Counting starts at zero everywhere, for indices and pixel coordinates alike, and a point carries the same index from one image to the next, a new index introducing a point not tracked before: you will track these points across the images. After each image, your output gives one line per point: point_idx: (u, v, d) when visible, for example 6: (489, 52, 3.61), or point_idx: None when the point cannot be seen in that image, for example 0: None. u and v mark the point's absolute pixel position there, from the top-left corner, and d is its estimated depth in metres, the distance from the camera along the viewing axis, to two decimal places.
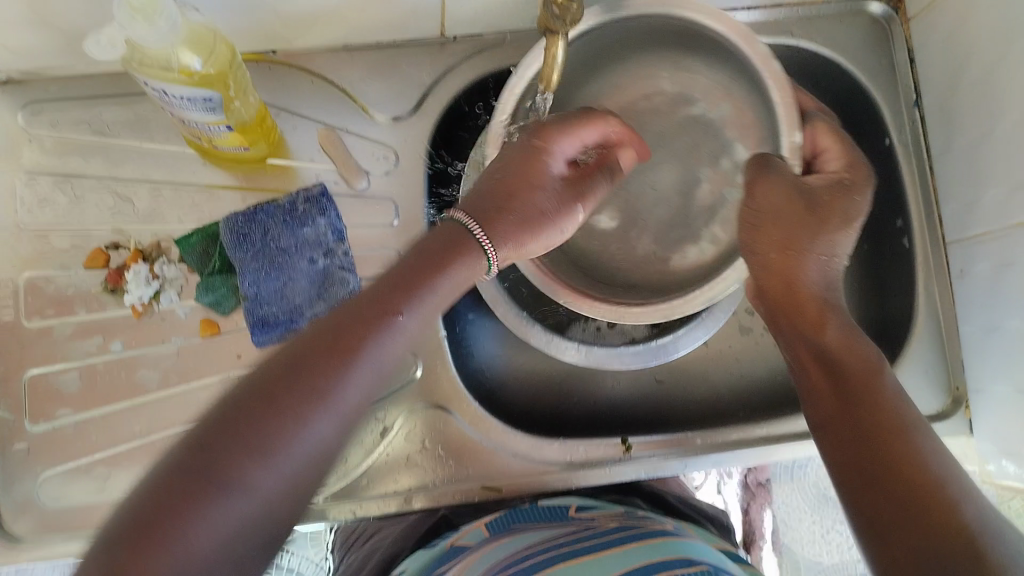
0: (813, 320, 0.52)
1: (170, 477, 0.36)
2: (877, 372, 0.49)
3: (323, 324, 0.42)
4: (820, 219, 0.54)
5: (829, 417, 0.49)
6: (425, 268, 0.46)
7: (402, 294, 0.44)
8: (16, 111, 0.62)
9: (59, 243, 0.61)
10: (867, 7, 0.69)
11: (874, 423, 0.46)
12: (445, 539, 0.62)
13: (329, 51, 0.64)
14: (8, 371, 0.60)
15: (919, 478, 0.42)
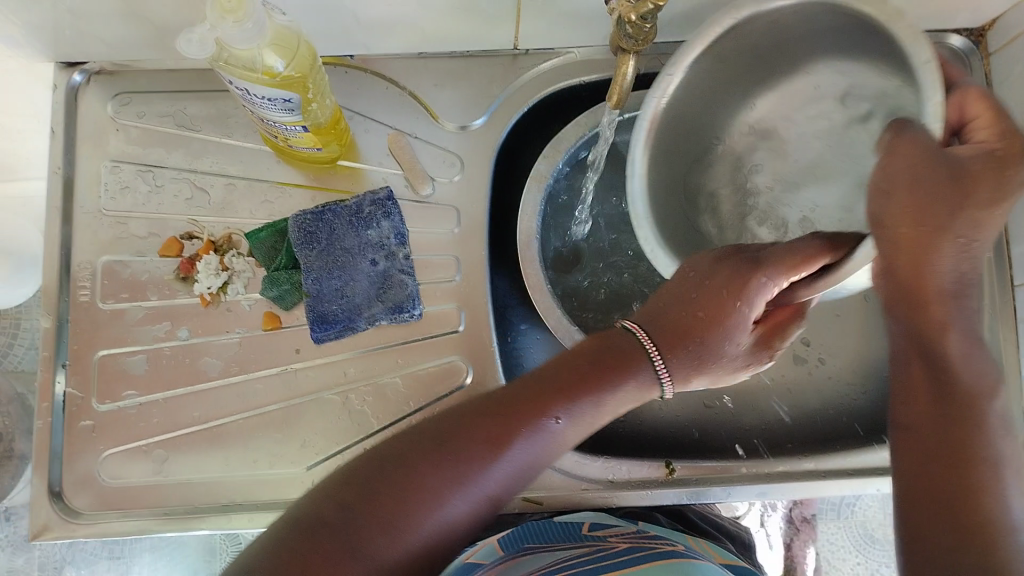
0: (936, 323, 0.48)
1: (317, 521, 0.46)
2: (981, 395, 0.48)
3: (472, 418, 0.50)
4: (960, 195, 0.45)
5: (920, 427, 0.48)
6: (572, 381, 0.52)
7: (526, 407, 0.51)
8: (106, 101, 0.64)
9: (137, 230, 0.63)
10: (946, 40, 0.68)
11: (958, 444, 0.46)
12: (463, 552, 0.64)
13: (404, 58, 0.66)
14: (80, 350, 0.62)
15: (991, 521, 0.43)
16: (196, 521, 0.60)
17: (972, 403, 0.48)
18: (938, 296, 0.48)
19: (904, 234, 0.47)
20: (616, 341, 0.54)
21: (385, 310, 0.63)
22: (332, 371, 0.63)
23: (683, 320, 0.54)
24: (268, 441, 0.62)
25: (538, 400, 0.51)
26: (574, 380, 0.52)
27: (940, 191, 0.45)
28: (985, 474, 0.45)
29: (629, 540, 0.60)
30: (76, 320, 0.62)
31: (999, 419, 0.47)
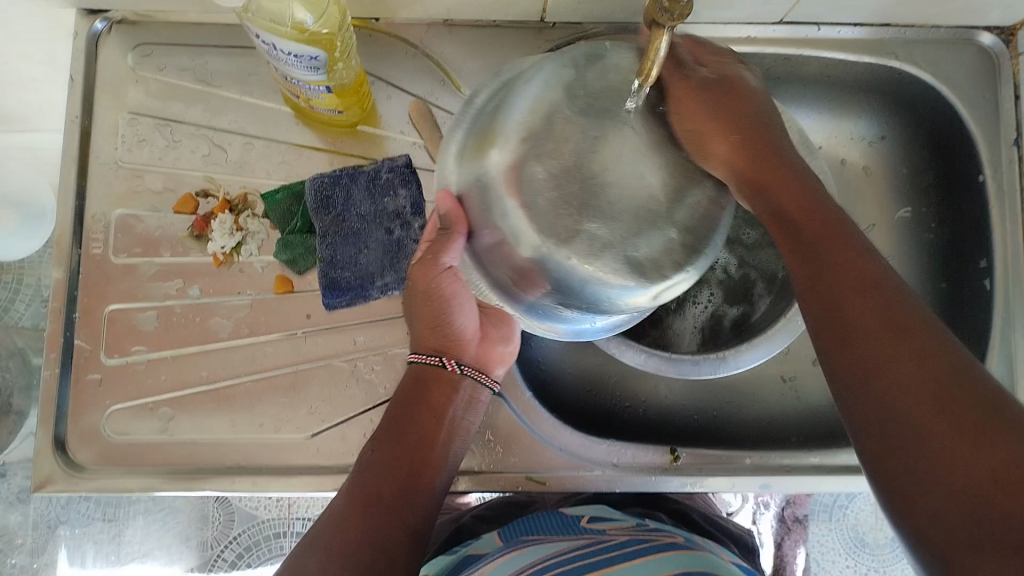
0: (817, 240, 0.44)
1: None
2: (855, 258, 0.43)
3: (359, 483, 0.50)
4: (767, 148, 0.48)
5: (843, 331, 0.40)
6: (416, 417, 0.53)
7: (402, 450, 0.52)
8: (127, 52, 0.63)
9: (153, 184, 0.63)
10: (977, 37, 0.68)
11: (845, 266, 0.42)
12: (467, 545, 0.66)
13: (429, 26, 0.65)
14: (89, 303, 0.61)
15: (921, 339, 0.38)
16: (198, 481, 0.60)
17: (833, 249, 0.43)
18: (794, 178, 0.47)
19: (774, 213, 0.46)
20: (419, 382, 0.55)
21: (399, 280, 0.62)
22: (342, 338, 0.62)
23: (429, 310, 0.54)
24: (275, 405, 0.61)
25: (409, 444, 0.52)
26: (416, 413, 0.53)
27: (731, 107, 0.48)
28: (883, 301, 0.40)
29: (629, 532, 0.60)
30: (87, 273, 0.61)
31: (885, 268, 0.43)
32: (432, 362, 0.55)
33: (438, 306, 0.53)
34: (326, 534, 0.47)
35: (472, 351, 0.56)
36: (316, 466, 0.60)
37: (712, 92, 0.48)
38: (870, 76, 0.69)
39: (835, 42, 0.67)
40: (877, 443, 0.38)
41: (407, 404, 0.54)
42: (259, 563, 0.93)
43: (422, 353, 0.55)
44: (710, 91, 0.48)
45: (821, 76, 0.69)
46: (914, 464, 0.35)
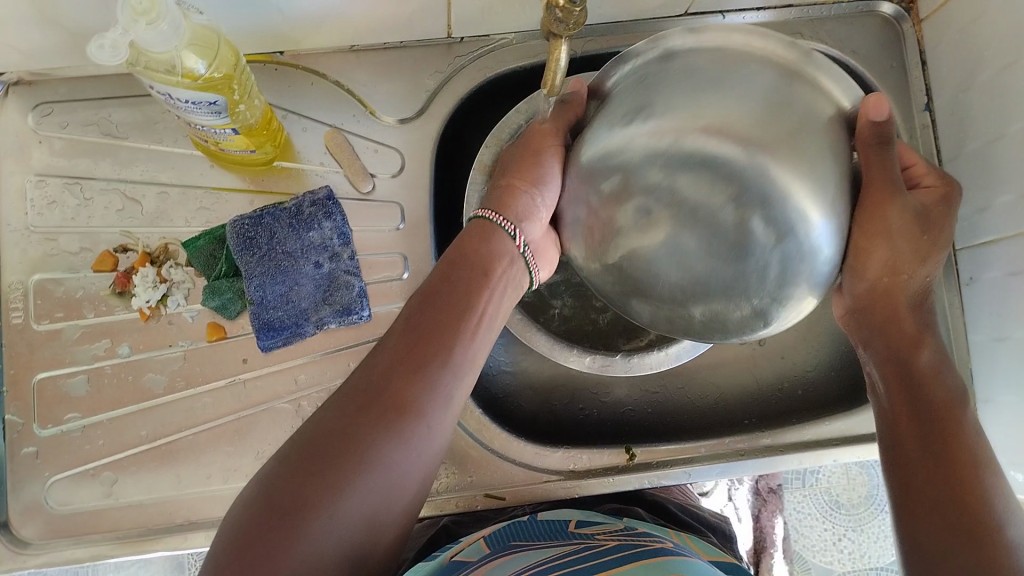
0: (910, 373, 0.52)
1: (281, 488, 0.43)
2: (947, 402, 0.51)
3: (399, 337, 0.50)
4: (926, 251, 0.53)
5: (910, 482, 0.50)
6: (462, 287, 0.52)
7: (445, 312, 0.51)
8: (25, 113, 0.61)
9: (68, 245, 0.61)
10: (877, 8, 0.69)
11: (928, 403, 0.51)
12: (445, 551, 0.62)
13: (336, 53, 0.64)
14: (16, 374, 0.60)
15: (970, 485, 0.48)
16: (151, 542, 0.58)
17: (923, 385, 0.52)
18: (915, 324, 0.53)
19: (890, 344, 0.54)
20: (476, 248, 0.55)
21: (333, 312, 0.61)
22: (283, 379, 0.61)
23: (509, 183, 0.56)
24: (220, 455, 0.60)
25: (454, 307, 0.52)
26: (464, 275, 0.53)
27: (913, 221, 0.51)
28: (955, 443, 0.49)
29: (617, 537, 0.60)
30: (9, 343, 0.60)
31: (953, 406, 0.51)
32: (505, 229, 0.55)
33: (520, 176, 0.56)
34: (358, 390, 0.48)
35: (539, 230, 0.57)
36: None
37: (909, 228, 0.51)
38: None
39: None
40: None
41: (447, 275, 0.53)
42: None
43: (496, 212, 0.56)
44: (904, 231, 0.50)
45: None
46: None
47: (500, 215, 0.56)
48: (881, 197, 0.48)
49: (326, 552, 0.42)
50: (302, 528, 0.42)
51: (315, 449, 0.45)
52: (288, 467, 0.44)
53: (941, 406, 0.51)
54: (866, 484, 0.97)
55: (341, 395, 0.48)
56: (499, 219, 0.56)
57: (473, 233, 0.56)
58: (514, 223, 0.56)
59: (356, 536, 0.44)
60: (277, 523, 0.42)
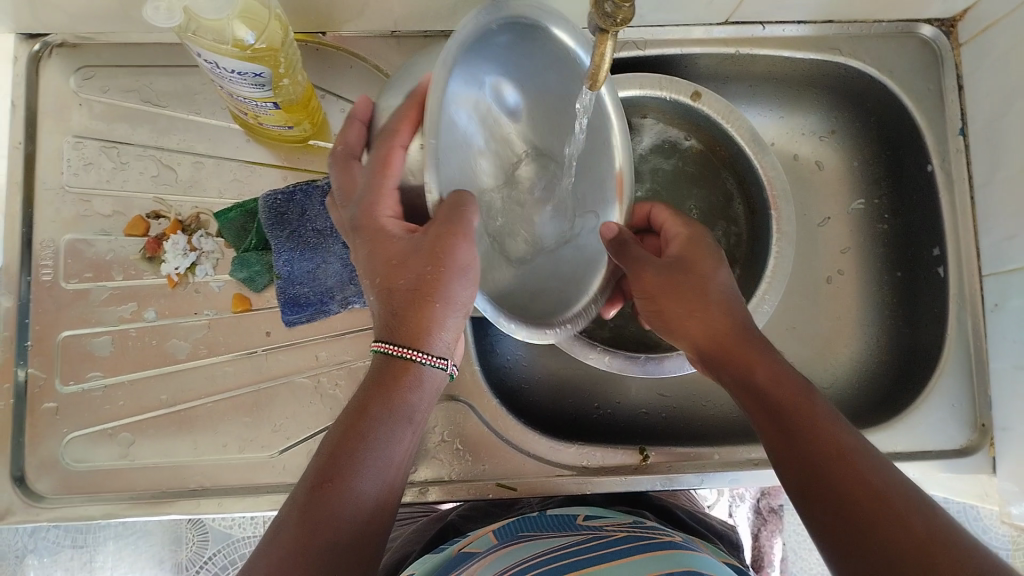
0: (743, 359, 0.48)
1: None
2: (769, 372, 0.47)
3: (327, 490, 0.41)
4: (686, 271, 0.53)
5: (800, 484, 0.42)
6: (394, 433, 0.44)
7: (380, 464, 0.43)
8: (68, 75, 0.62)
9: (101, 208, 0.62)
10: (918, 29, 0.69)
11: (777, 398, 0.46)
12: (454, 544, 0.63)
13: (377, 38, 0.65)
14: (41, 330, 0.60)
15: (854, 468, 0.41)
16: (163, 505, 0.59)
17: (757, 364, 0.48)
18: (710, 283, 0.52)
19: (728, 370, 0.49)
20: (400, 396, 0.44)
21: (359, 293, 0.62)
22: (304, 354, 0.62)
23: (432, 305, 0.45)
24: (237, 425, 0.61)
25: (390, 456, 0.44)
26: (380, 429, 0.43)
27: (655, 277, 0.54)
28: (806, 409, 0.44)
29: (626, 529, 0.60)
30: (37, 300, 0.61)
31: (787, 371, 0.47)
32: (428, 365, 0.45)
33: (441, 308, 0.45)
34: (289, 555, 0.39)
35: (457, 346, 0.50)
36: (282, 484, 0.60)
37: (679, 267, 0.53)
38: (816, 72, 0.70)
39: (780, 41, 0.68)
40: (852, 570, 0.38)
41: (370, 419, 0.43)
42: None
43: (406, 348, 0.45)
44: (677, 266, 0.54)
45: (769, 73, 0.71)
46: None
47: (416, 352, 0.45)
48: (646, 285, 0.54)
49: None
50: None
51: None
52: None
53: (796, 399, 0.45)
54: None
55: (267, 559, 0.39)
56: (401, 351, 0.45)
57: (381, 372, 0.45)
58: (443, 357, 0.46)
59: None
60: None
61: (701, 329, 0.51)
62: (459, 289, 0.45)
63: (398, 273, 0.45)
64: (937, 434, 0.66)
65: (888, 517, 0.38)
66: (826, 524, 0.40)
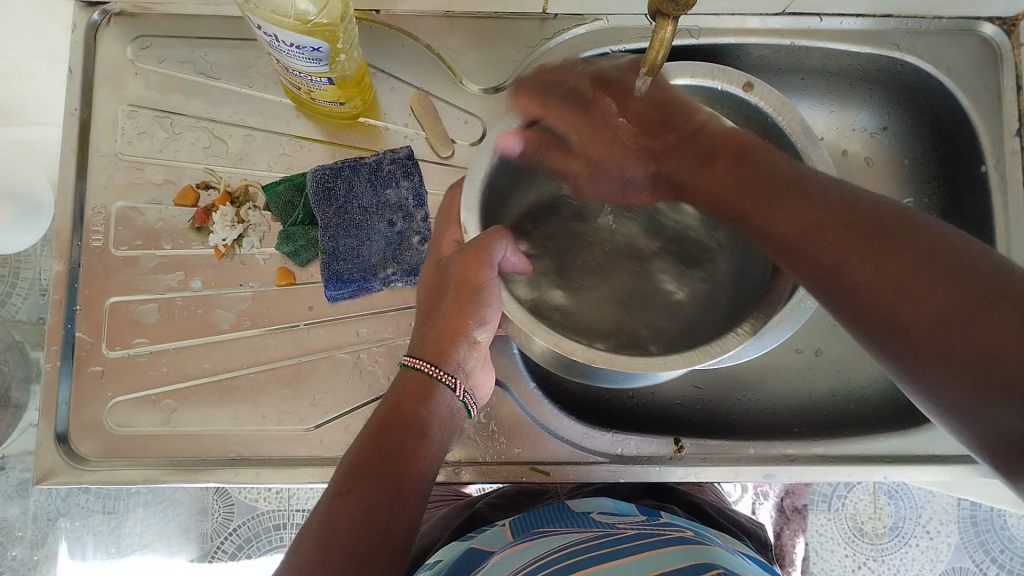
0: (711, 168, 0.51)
1: None
2: (753, 151, 0.49)
3: (352, 494, 0.44)
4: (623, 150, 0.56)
5: (829, 243, 0.41)
6: (410, 439, 0.48)
7: (400, 463, 0.47)
8: (125, 44, 0.63)
9: (153, 177, 0.62)
10: (978, 28, 0.68)
11: (759, 173, 0.47)
12: (478, 535, 0.64)
13: (431, 17, 0.65)
14: (91, 295, 0.61)
15: (845, 206, 0.42)
16: (202, 472, 0.60)
17: (739, 153, 0.49)
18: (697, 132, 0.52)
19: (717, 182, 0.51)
20: (412, 410, 0.49)
21: (401, 271, 0.62)
22: (345, 330, 0.62)
23: (454, 319, 0.50)
24: (278, 397, 0.61)
25: (409, 455, 0.47)
26: (398, 437, 0.48)
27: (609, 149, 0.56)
28: (773, 185, 0.46)
29: (638, 526, 0.60)
30: (88, 265, 0.61)
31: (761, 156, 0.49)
32: (446, 383, 0.50)
33: (462, 319, 0.50)
34: (318, 546, 0.42)
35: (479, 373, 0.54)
36: (319, 457, 0.60)
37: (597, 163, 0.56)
38: (871, 68, 0.69)
39: (835, 33, 0.67)
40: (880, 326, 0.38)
41: (385, 436, 0.47)
42: (260, 554, 0.93)
43: (429, 364, 0.50)
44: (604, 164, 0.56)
45: (821, 68, 0.70)
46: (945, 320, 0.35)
47: (438, 368, 0.50)
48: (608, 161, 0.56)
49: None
50: None
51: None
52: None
53: (778, 178, 0.46)
54: (892, 515, 0.96)
55: (299, 554, 0.42)
56: (422, 364, 0.50)
57: (412, 382, 0.50)
58: (454, 374, 0.51)
59: None
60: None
61: (719, 185, 0.50)
62: (480, 305, 0.50)
63: (433, 294, 0.52)
64: None
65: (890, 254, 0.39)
66: (907, 333, 0.37)
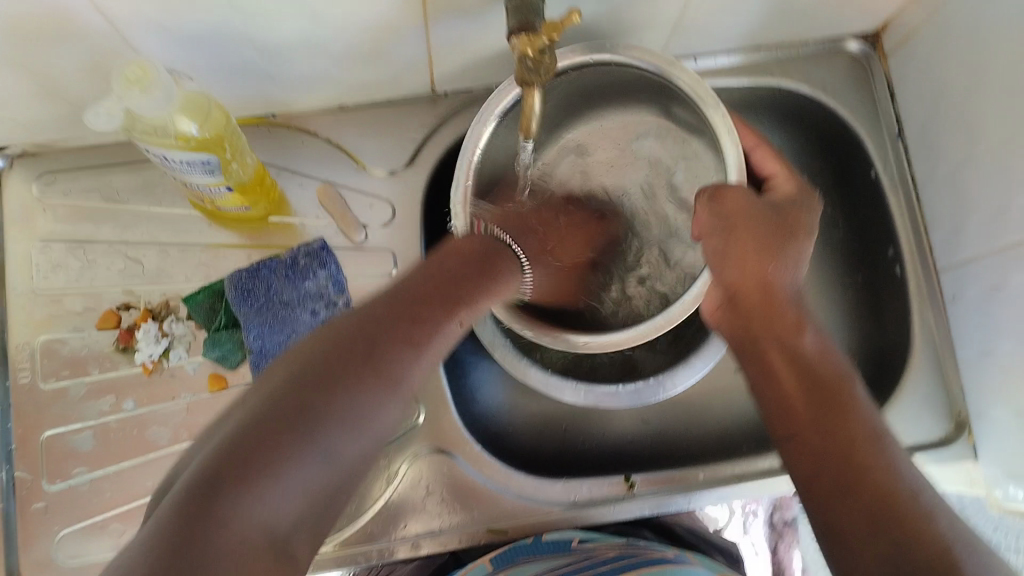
0: (771, 312, 0.54)
1: (257, 424, 0.36)
2: (800, 327, 0.54)
3: (396, 304, 0.46)
4: (787, 229, 0.57)
5: (812, 425, 0.49)
6: (464, 266, 0.53)
7: (444, 291, 0.49)
8: (30, 182, 0.64)
9: (72, 306, 0.63)
10: (845, 46, 0.72)
11: (806, 355, 0.53)
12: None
13: (326, 111, 0.67)
14: (25, 433, 0.62)
15: (853, 421, 0.49)
16: None
17: (785, 314, 0.55)
18: (785, 302, 0.55)
19: (763, 331, 0.54)
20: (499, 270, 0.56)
21: None
22: None
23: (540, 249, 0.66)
24: None
25: (466, 278, 0.52)
26: (469, 281, 0.52)
27: (775, 222, 0.56)
28: (830, 375, 0.52)
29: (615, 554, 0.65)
30: (18, 404, 0.62)
31: (827, 346, 0.55)
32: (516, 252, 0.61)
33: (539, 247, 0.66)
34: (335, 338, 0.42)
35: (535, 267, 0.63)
36: None
37: (778, 239, 0.56)
38: (753, 96, 0.73)
39: (712, 70, 0.71)
40: (807, 481, 0.48)
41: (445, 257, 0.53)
42: None
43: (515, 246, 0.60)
44: (778, 233, 0.56)
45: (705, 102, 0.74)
46: (870, 517, 0.44)
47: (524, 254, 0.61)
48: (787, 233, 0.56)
49: (272, 520, 0.35)
50: (261, 484, 0.34)
51: (278, 393, 0.38)
52: (221, 450, 0.35)
53: (828, 376, 0.52)
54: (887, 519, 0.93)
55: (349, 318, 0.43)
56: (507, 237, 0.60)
57: (487, 244, 0.57)
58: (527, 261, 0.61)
59: (324, 481, 0.37)
60: (218, 494, 0.33)
61: (773, 329, 0.54)
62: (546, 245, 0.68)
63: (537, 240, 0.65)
64: (914, 428, 0.68)
65: (870, 481, 0.45)
66: (832, 510, 0.46)
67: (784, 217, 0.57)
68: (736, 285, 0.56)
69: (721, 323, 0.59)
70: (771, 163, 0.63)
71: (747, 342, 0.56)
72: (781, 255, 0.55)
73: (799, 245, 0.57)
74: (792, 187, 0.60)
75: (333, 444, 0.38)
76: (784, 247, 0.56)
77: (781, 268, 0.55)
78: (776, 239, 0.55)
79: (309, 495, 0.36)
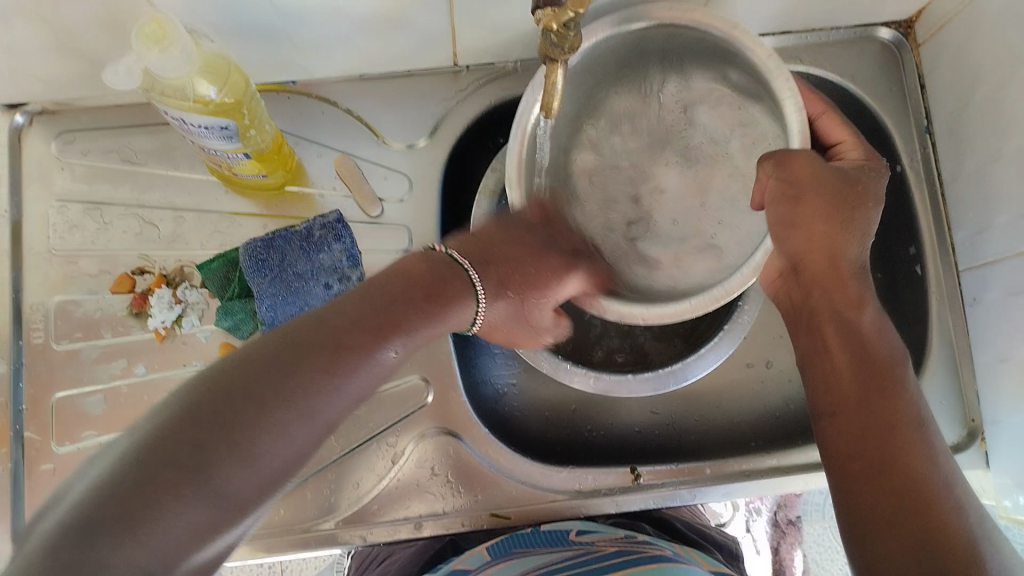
0: (837, 291, 0.52)
1: (175, 435, 0.35)
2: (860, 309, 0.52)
3: (321, 318, 0.44)
4: (852, 197, 0.53)
5: (863, 428, 0.48)
6: (416, 289, 0.49)
7: (375, 316, 0.46)
8: (50, 141, 0.64)
9: (88, 268, 0.63)
10: (876, 33, 0.70)
11: (868, 350, 0.51)
12: (448, 563, 0.62)
13: (345, 82, 0.66)
14: (35, 394, 0.62)
15: (909, 430, 0.47)
16: None
17: (847, 294, 0.52)
18: (851, 277, 0.53)
19: (822, 311, 0.53)
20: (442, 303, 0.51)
21: None
22: None
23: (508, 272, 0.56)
24: None
25: (392, 311, 0.47)
26: (389, 310, 0.47)
27: (841, 188, 0.53)
28: (888, 377, 0.49)
29: (618, 545, 0.60)
30: (29, 363, 0.62)
31: (885, 338, 0.52)
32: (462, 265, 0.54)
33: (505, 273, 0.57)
34: (321, 323, 0.44)
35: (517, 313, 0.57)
36: None
37: (847, 206, 0.53)
38: None
39: None
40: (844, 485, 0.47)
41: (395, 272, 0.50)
42: None
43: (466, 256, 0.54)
44: (847, 202, 0.53)
45: None
46: (919, 535, 0.43)
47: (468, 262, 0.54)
48: (855, 198, 0.53)
49: (158, 559, 0.33)
50: (171, 497, 0.34)
51: (166, 419, 0.36)
52: (120, 476, 0.33)
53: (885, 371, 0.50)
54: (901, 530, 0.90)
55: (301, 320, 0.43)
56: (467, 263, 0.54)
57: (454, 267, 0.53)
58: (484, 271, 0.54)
59: (235, 498, 0.37)
60: (95, 540, 0.31)
61: (839, 319, 0.52)
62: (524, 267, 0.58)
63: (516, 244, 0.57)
64: None
65: (915, 499, 0.44)
66: (875, 523, 0.44)
67: (852, 185, 0.54)
68: (801, 252, 0.53)
69: (780, 291, 0.57)
70: (836, 128, 0.60)
71: (810, 333, 0.53)
72: (849, 222, 0.53)
73: (869, 215, 0.54)
74: (861, 150, 0.59)
75: (221, 478, 0.36)
76: (853, 214, 0.53)
77: (850, 237, 0.53)
78: (842, 203, 0.52)
79: (201, 529, 0.35)
